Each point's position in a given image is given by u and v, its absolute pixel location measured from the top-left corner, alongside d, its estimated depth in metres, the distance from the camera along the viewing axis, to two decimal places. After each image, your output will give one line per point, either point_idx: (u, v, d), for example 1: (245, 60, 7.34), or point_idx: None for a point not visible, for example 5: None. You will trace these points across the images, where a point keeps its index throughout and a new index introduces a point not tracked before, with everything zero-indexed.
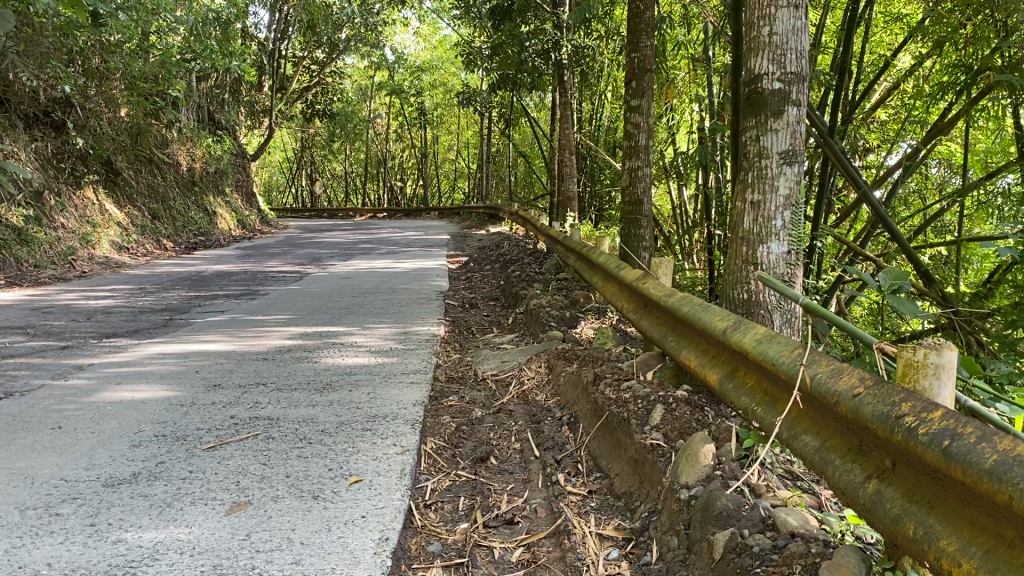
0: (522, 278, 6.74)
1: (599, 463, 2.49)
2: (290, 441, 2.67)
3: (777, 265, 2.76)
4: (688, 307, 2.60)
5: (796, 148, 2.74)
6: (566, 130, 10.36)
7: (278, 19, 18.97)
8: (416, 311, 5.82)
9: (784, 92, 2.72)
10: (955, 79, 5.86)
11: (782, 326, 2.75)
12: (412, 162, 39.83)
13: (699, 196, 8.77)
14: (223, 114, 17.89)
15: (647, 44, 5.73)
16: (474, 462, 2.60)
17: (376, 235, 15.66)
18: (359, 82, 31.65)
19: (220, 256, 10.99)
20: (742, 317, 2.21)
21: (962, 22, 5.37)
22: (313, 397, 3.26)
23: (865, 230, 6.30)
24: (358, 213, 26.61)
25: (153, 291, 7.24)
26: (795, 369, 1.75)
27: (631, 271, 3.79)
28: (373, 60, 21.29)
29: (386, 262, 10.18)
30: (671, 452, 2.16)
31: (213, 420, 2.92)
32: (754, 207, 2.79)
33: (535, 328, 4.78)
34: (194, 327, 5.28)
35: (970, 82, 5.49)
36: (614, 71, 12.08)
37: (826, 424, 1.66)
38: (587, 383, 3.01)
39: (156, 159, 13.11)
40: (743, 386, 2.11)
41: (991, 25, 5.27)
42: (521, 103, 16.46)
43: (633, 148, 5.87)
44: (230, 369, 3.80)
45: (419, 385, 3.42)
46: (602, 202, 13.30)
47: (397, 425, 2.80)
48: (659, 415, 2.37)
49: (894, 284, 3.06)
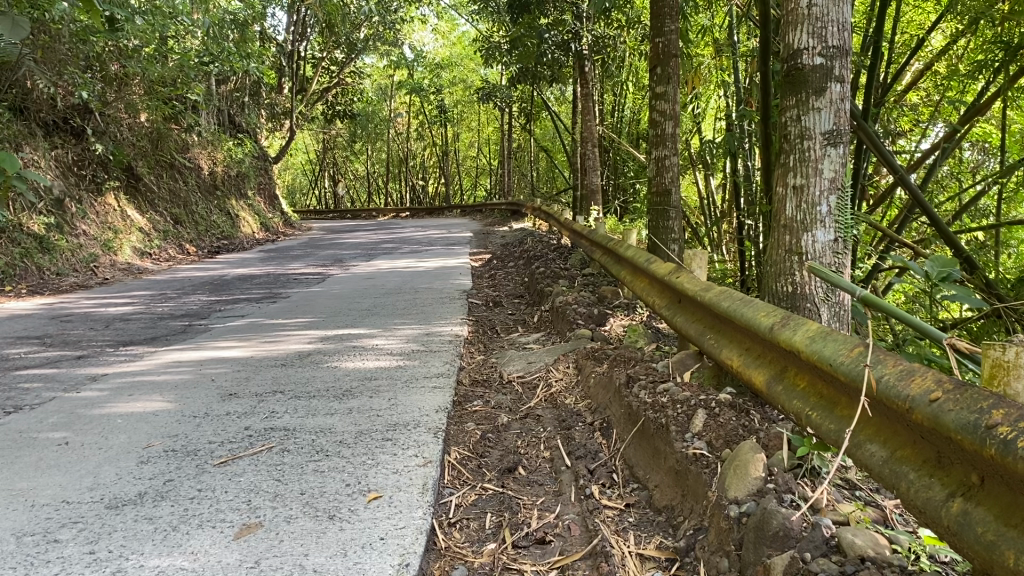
0: (547, 274, 6.57)
1: (636, 473, 2.31)
2: (306, 454, 2.51)
3: (823, 254, 2.56)
4: (728, 303, 2.42)
5: (841, 127, 2.55)
6: (588, 122, 10.16)
7: (296, 21, 18.91)
8: (439, 311, 5.66)
9: (826, 67, 2.53)
10: (992, 57, 5.60)
11: (830, 321, 2.55)
12: (433, 161, 39.78)
13: (727, 186, 8.52)
14: (244, 118, 17.89)
15: (672, 29, 5.52)
16: (501, 474, 2.43)
17: (399, 234, 15.56)
18: (379, 82, 31.62)
19: (242, 259, 10.91)
20: (790, 312, 2.02)
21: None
22: (332, 404, 3.11)
23: (901, 216, 6.04)
24: (381, 212, 26.55)
25: (174, 297, 7.14)
26: (857, 370, 1.56)
27: (662, 264, 3.60)
28: (393, 59, 21.19)
29: (409, 261, 10.04)
30: (716, 463, 1.97)
31: (226, 432, 2.78)
32: (797, 192, 2.59)
33: (561, 327, 4.60)
34: (213, 333, 5.15)
35: (1008, 59, 5.24)
36: (636, 61, 11.86)
37: (896, 433, 1.47)
38: (619, 385, 2.83)
39: (178, 163, 13.07)
40: (795, 388, 1.92)
41: None
42: (541, 97, 16.28)
43: (659, 137, 5.69)
44: (247, 377, 3.66)
45: (442, 390, 3.25)
46: (627, 195, 13.10)
47: (419, 435, 2.64)
48: (701, 421, 2.18)
49: (943, 272, 2.83)
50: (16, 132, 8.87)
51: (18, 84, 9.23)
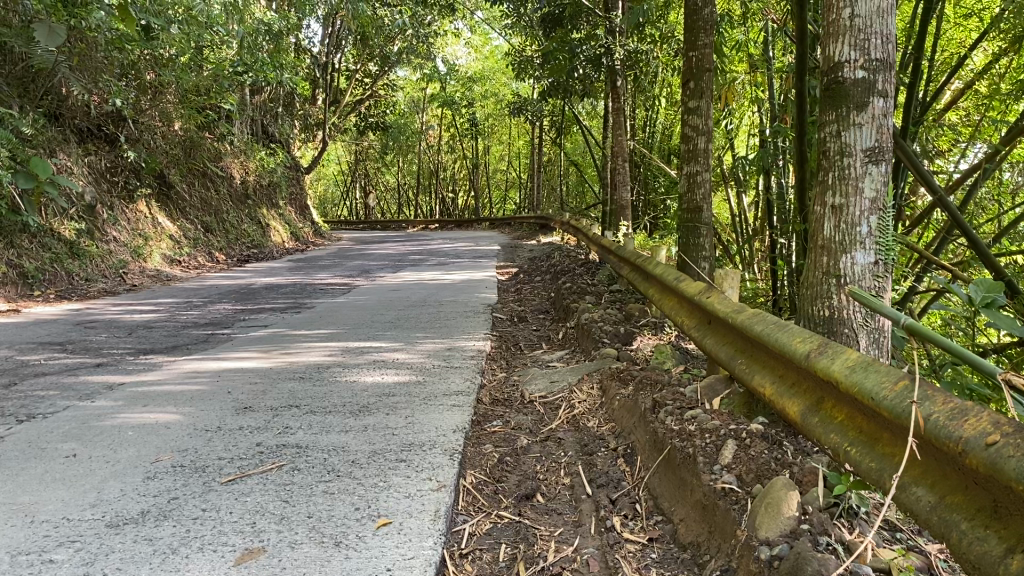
0: (573, 290, 6.46)
1: (660, 504, 2.19)
2: (316, 473, 2.43)
3: (863, 277, 2.43)
4: (761, 326, 2.31)
5: (883, 144, 2.42)
6: (619, 137, 10.03)
7: (331, 33, 19.01)
8: (463, 325, 5.56)
9: (868, 81, 2.40)
10: None
11: (869, 348, 2.42)
12: (464, 173, 39.87)
13: (760, 203, 8.34)
14: (276, 128, 18.01)
15: (705, 43, 5.41)
16: (518, 501, 2.32)
17: (427, 246, 15.51)
18: (412, 94, 31.75)
19: (270, 269, 10.91)
20: (827, 339, 1.90)
21: None
22: (348, 421, 3.02)
23: (939, 238, 5.85)
24: (410, 224, 26.60)
25: (198, 305, 7.12)
26: (902, 406, 1.44)
27: (691, 283, 3.49)
28: (425, 71, 21.21)
29: (435, 273, 9.97)
30: (745, 499, 1.84)
31: (237, 447, 2.70)
32: (835, 211, 2.46)
33: (586, 344, 4.48)
34: (235, 343, 5.09)
35: None
36: (669, 76, 11.73)
37: (946, 476, 1.33)
38: (644, 410, 2.71)
39: (209, 172, 13.15)
40: (832, 420, 1.81)
41: None
42: (572, 110, 16.23)
43: (691, 152, 5.56)
44: (263, 390, 3.58)
45: (461, 409, 3.15)
46: (657, 211, 12.94)
47: (434, 456, 2.54)
48: (730, 453, 2.06)
49: (988, 296, 2.65)
50: (51, 138, 8.94)
51: (52, 91, 9.29)
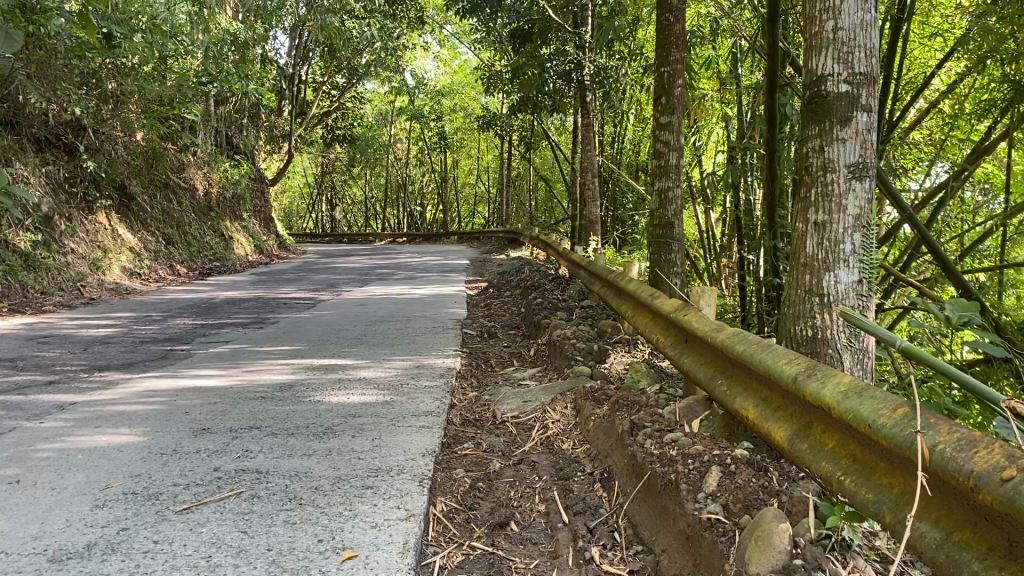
0: (543, 305, 6.37)
1: (641, 533, 2.10)
2: (277, 501, 2.29)
3: (846, 296, 2.36)
4: (743, 346, 2.23)
5: (866, 160, 2.36)
6: (588, 153, 9.98)
7: (298, 44, 18.84)
8: (431, 341, 5.44)
9: (852, 95, 2.35)
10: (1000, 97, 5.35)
11: (853, 369, 2.35)
12: (431, 188, 39.74)
13: (728, 219, 8.33)
14: (241, 139, 17.76)
15: (677, 58, 5.38)
16: (491, 530, 2.22)
17: (393, 260, 15.34)
18: (379, 107, 31.60)
19: (233, 282, 10.69)
20: (817, 362, 1.82)
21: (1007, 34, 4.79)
22: (311, 444, 2.89)
23: (907, 255, 5.84)
24: (376, 237, 26.38)
25: (158, 320, 6.92)
26: (904, 435, 1.36)
27: (666, 300, 3.40)
28: (393, 85, 21.12)
29: (402, 288, 9.82)
30: (733, 530, 1.75)
31: (193, 473, 2.55)
32: (818, 228, 2.40)
33: (558, 362, 4.39)
34: (195, 359, 4.92)
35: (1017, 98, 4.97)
36: (638, 93, 11.73)
37: (952, 510, 1.25)
38: (621, 433, 2.61)
39: (172, 183, 12.91)
40: (822, 447, 1.72)
41: None
42: (541, 125, 16.23)
43: (662, 168, 5.50)
44: (223, 410, 3.43)
45: (430, 430, 3.03)
46: (626, 226, 12.92)
47: (402, 483, 2.42)
48: (715, 480, 1.96)
49: (962, 315, 2.52)
50: (6, 147, 8.69)
51: (9, 99, 9.02)
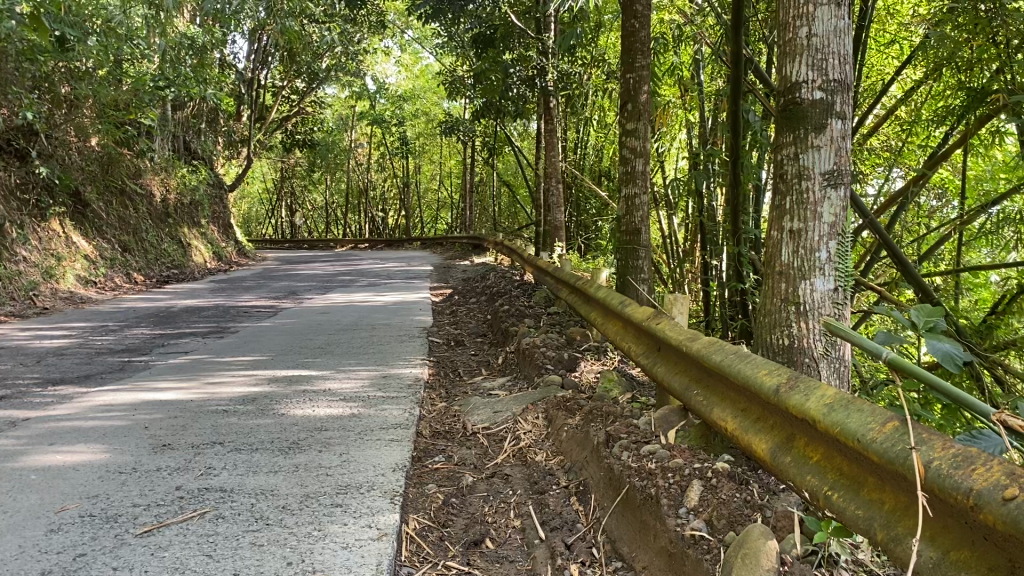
0: (510, 312, 6.32)
1: (620, 549, 2.05)
2: (243, 522, 2.21)
3: (822, 304, 2.35)
4: (720, 356, 2.20)
5: (841, 167, 2.35)
6: (553, 158, 9.94)
7: (256, 49, 18.60)
8: (397, 351, 5.35)
9: (826, 102, 2.34)
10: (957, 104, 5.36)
11: (829, 378, 2.34)
12: (393, 193, 39.51)
13: (692, 225, 8.34)
14: (199, 144, 17.46)
15: (643, 65, 5.38)
16: (466, 548, 2.16)
17: (356, 266, 15.17)
18: (340, 112, 31.35)
19: (191, 290, 10.48)
20: (799, 373, 1.79)
21: (966, 41, 4.78)
22: (277, 460, 2.80)
23: (869, 259, 5.88)
24: (337, 244, 26.10)
25: (114, 330, 6.73)
26: (897, 452, 1.33)
27: (637, 308, 3.37)
28: (354, 90, 20.95)
29: (366, 295, 9.70)
30: (718, 547, 1.71)
31: (154, 492, 2.45)
32: (793, 236, 2.38)
33: (527, 370, 4.33)
34: (154, 371, 4.78)
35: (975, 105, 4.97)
36: (601, 98, 11.74)
37: (946, 527, 1.22)
38: (597, 444, 2.56)
39: (128, 190, 12.65)
40: (806, 461, 1.69)
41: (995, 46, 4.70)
42: (504, 130, 16.20)
43: (629, 174, 5.48)
44: (184, 425, 3.32)
45: (400, 444, 2.96)
46: (590, 231, 12.93)
47: (373, 500, 2.35)
48: (697, 494, 1.93)
49: (928, 322, 2.33)
50: None
51: None
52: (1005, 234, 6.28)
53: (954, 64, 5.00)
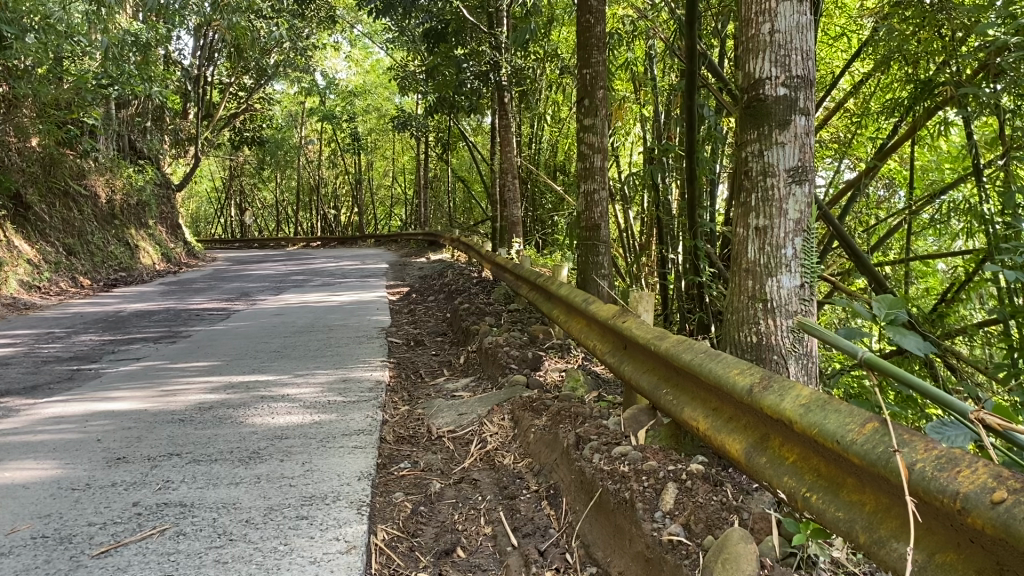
0: (470, 311, 6.27)
1: (595, 553, 2.04)
2: (205, 538, 2.13)
3: (789, 302, 2.35)
4: (690, 355, 2.18)
5: (806, 164, 2.35)
6: (507, 153, 9.89)
7: (202, 45, 18.22)
8: (356, 353, 5.26)
9: (790, 99, 2.34)
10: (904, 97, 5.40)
11: (797, 374, 2.34)
12: (346, 190, 39.11)
13: (647, 219, 8.37)
14: (145, 144, 17.07)
15: (599, 60, 5.36)
16: (437, 558, 2.12)
17: (310, 265, 14.96)
18: (289, 108, 30.92)
19: (140, 293, 10.22)
20: (771, 373, 1.78)
21: (913, 34, 4.80)
22: (238, 471, 2.72)
23: (823, 250, 5.93)
24: (289, 242, 25.73)
25: (61, 337, 6.53)
26: (879, 455, 1.32)
27: (601, 305, 3.35)
28: (304, 86, 20.66)
29: (321, 295, 9.56)
30: (697, 552, 1.69)
31: (110, 510, 2.36)
32: (759, 233, 2.38)
33: (490, 370, 4.29)
34: (104, 379, 4.64)
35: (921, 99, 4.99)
36: (555, 94, 11.71)
37: (930, 529, 1.22)
38: (567, 447, 2.54)
39: (72, 191, 12.31)
40: (782, 461, 1.68)
41: (940, 38, 4.74)
42: (457, 125, 16.12)
43: (587, 170, 5.46)
44: (139, 436, 3.22)
45: (364, 451, 2.90)
46: (546, 227, 12.92)
47: (340, 511, 2.29)
48: (672, 498, 1.91)
49: (889, 312, 2.27)
50: None
51: None
52: (951, 224, 6.39)
53: (903, 57, 5.06)
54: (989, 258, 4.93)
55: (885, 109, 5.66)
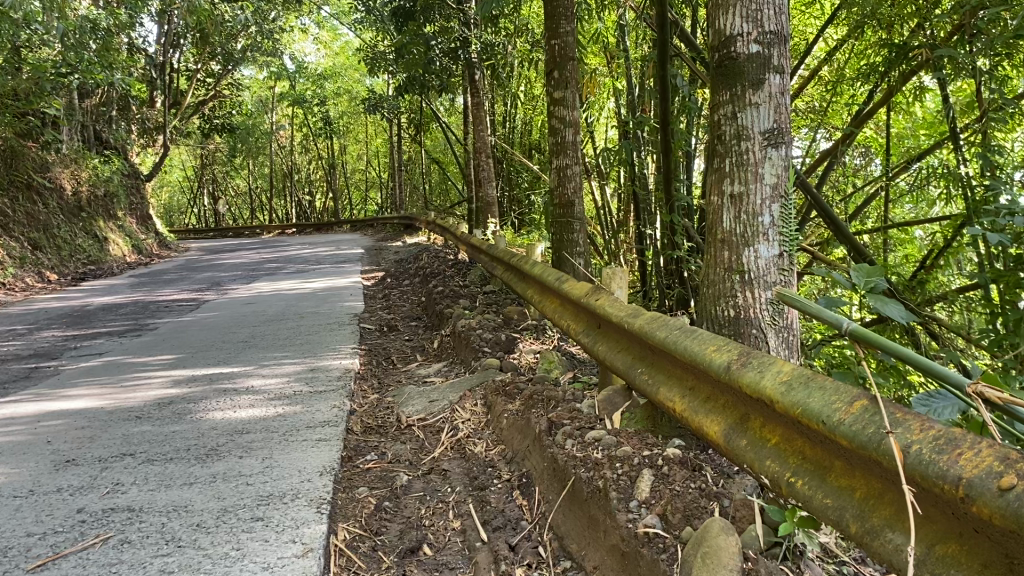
0: (445, 294, 6.13)
1: (569, 547, 1.91)
2: (152, 546, 1.99)
3: (767, 272, 2.22)
4: (664, 332, 2.05)
5: (782, 125, 2.22)
6: (480, 132, 9.71)
7: (166, 31, 17.81)
8: (327, 340, 5.10)
9: (763, 56, 2.20)
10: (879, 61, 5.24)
11: (778, 348, 2.22)
12: (320, 175, 38.71)
13: (623, 194, 8.24)
14: (110, 133, 16.70)
15: (567, 30, 5.20)
16: (402, 557, 1.99)
17: (284, 253, 14.71)
18: (259, 94, 30.45)
19: (110, 286, 9.98)
20: (750, 348, 1.65)
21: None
22: (193, 471, 2.57)
23: (802, 220, 5.81)
24: (264, 230, 25.39)
25: (24, 333, 6.32)
26: (870, 436, 1.20)
27: (575, 283, 3.21)
28: (272, 70, 20.29)
29: (294, 283, 9.35)
30: (675, 545, 1.57)
31: (52, 518, 2.20)
32: (734, 201, 2.25)
33: (463, 354, 4.15)
34: (63, 377, 4.45)
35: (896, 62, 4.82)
36: (527, 71, 11.52)
37: (928, 519, 1.10)
38: (539, 432, 2.41)
39: (35, 184, 12.01)
40: (764, 444, 1.56)
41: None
42: (429, 106, 15.89)
43: (559, 145, 5.31)
44: (92, 435, 3.05)
45: (329, 444, 2.75)
46: (522, 207, 12.77)
47: (298, 511, 2.15)
48: (648, 485, 1.79)
49: (869, 281, 2.15)
50: None
51: None
52: (928, 190, 6.31)
53: (877, 20, 4.91)
54: (968, 223, 4.83)
55: (860, 75, 5.50)
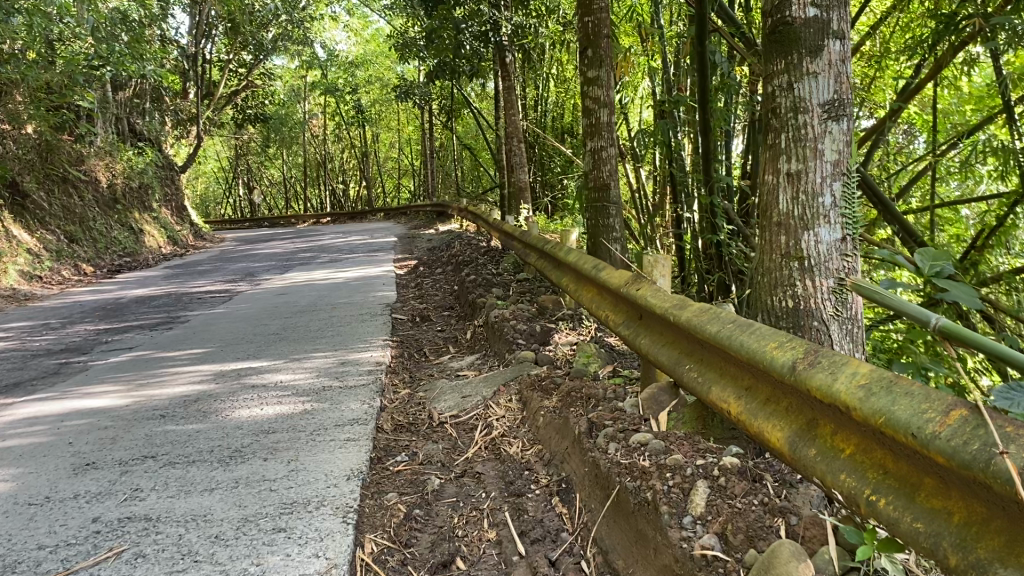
0: (477, 282, 5.98)
1: (615, 564, 1.75)
2: (166, 562, 1.85)
3: (828, 258, 2.02)
4: (716, 326, 1.87)
5: (843, 96, 2.02)
6: (512, 117, 9.51)
7: (198, 22, 17.79)
8: (359, 332, 4.97)
9: (821, 21, 2.00)
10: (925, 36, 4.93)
11: (841, 341, 2.01)
12: (353, 164, 38.76)
13: (659, 176, 8.01)
14: (144, 125, 16.74)
15: (601, 7, 4.99)
16: (433, 572, 1.84)
17: (317, 242, 14.66)
18: (291, 83, 30.45)
19: (144, 278, 9.97)
20: (817, 345, 1.47)
21: None
22: (216, 474, 2.44)
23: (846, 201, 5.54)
24: (299, 219, 25.43)
25: (56, 328, 6.27)
26: (974, 455, 1.01)
27: (613, 271, 3.03)
28: (304, 59, 20.22)
29: (326, 272, 9.25)
30: (737, 570, 1.40)
31: (66, 529, 2.09)
32: (791, 179, 2.06)
33: (497, 347, 3.99)
34: (92, 373, 4.37)
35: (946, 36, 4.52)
36: (558, 52, 11.25)
37: None
38: (580, 435, 2.24)
39: (71, 177, 12.06)
40: (837, 454, 1.37)
41: None
42: (460, 92, 15.72)
43: (593, 126, 5.11)
44: (114, 436, 2.95)
45: (357, 445, 2.61)
46: (555, 191, 12.55)
47: (323, 520, 2.01)
48: (703, 499, 1.62)
49: (934, 266, 1.95)
50: None
51: None
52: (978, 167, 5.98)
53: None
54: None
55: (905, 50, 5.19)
